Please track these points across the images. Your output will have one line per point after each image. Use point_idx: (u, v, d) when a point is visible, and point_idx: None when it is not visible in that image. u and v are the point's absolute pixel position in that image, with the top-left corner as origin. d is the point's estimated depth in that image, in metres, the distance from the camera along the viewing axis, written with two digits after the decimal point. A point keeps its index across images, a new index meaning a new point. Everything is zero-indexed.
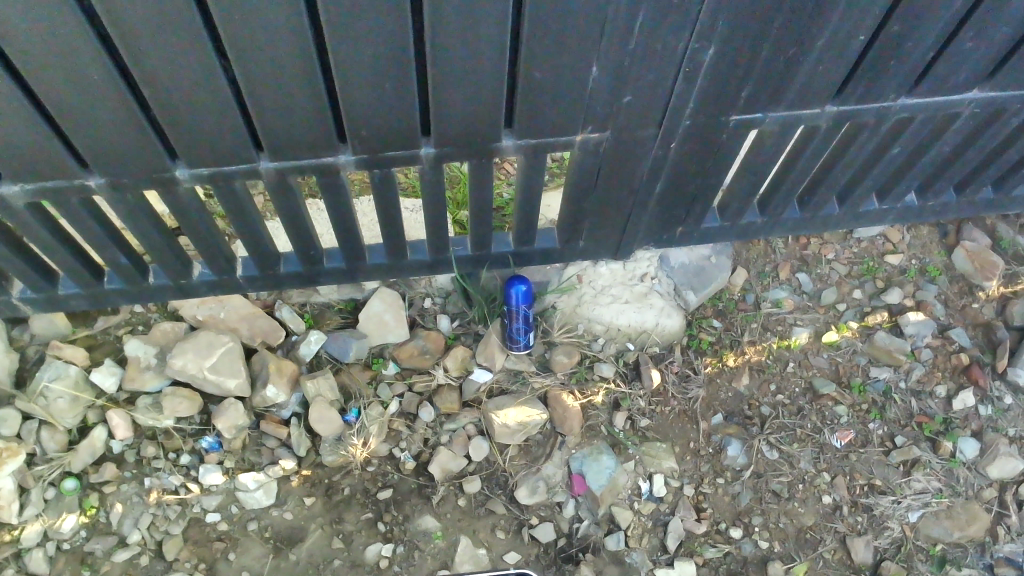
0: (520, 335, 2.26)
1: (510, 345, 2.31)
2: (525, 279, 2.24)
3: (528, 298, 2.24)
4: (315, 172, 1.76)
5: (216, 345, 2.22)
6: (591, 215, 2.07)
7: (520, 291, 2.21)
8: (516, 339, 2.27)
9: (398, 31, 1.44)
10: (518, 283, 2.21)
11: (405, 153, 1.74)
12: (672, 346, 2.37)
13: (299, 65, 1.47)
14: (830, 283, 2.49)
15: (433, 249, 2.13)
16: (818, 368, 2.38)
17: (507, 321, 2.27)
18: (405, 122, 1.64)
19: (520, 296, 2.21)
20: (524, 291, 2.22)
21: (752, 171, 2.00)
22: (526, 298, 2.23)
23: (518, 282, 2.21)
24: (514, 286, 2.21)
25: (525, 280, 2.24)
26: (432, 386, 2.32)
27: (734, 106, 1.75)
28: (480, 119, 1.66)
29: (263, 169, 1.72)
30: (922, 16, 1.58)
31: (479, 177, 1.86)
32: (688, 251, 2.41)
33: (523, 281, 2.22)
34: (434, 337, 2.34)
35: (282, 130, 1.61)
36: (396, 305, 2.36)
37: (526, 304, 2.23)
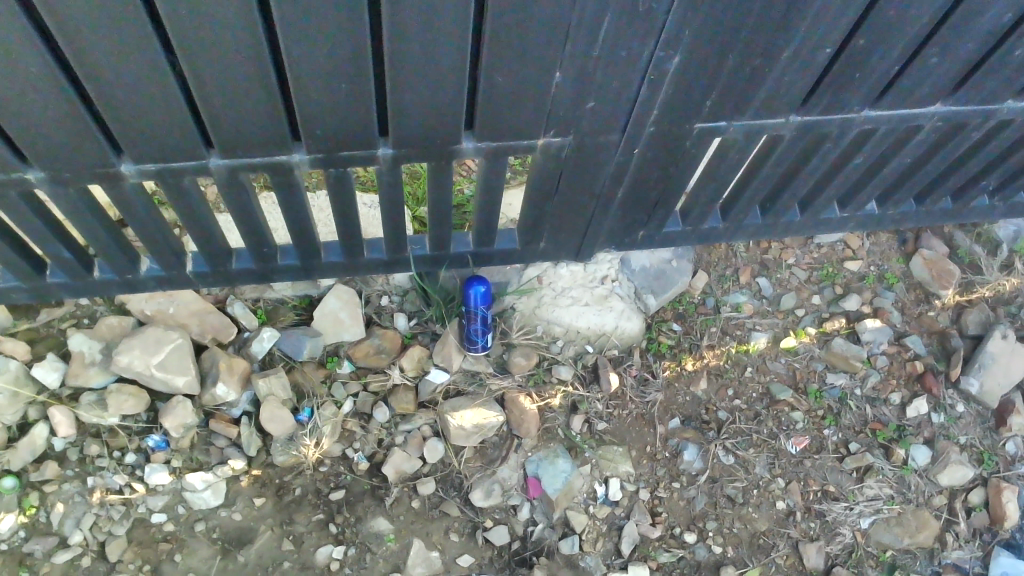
0: (477, 338, 2.23)
1: (467, 346, 2.27)
2: (484, 281, 2.21)
3: (487, 299, 2.21)
4: (268, 170, 1.70)
5: (164, 341, 2.16)
6: (552, 218, 2.04)
7: (478, 292, 2.18)
8: (473, 342, 2.23)
9: (354, 31, 1.39)
10: (476, 284, 2.18)
11: (362, 153, 1.69)
12: (631, 349, 2.36)
13: (250, 62, 1.41)
14: (789, 288, 2.48)
15: (390, 248, 2.09)
16: (776, 373, 2.38)
17: (464, 322, 2.24)
18: (363, 123, 1.60)
19: (478, 297, 2.18)
20: (482, 292, 2.18)
21: (716, 177, 1.98)
22: (483, 299, 2.19)
23: (476, 283, 2.18)
24: (472, 287, 2.17)
25: (485, 281, 2.21)
26: (388, 386, 2.29)
27: (699, 114, 1.72)
28: (440, 120, 1.62)
29: (212, 166, 1.66)
30: (890, 29, 1.56)
31: (438, 178, 1.82)
32: (650, 254, 2.38)
33: (481, 282, 2.19)
34: (390, 336, 2.30)
35: (233, 128, 1.55)
36: (352, 302, 2.30)
37: (484, 305, 2.20)
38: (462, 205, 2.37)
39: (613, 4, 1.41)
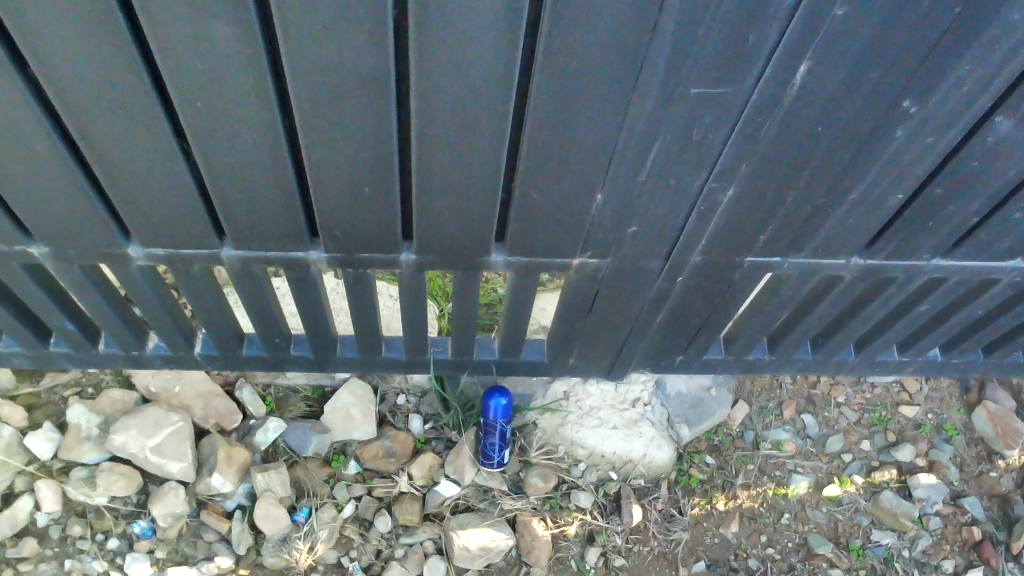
0: (490, 453, 2.07)
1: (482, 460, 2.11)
2: (508, 393, 2.06)
3: (508, 414, 2.05)
4: (283, 265, 1.60)
5: (164, 423, 2.05)
6: (584, 335, 1.90)
7: (497, 405, 2.03)
8: (487, 457, 2.08)
9: (382, 132, 1.29)
10: (496, 396, 2.03)
11: (383, 257, 1.58)
12: (659, 481, 2.17)
13: (267, 157, 1.32)
14: (836, 429, 2.29)
15: (409, 350, 1.97)
16: (816, 523, 2.17)
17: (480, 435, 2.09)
18: (385, 228, 1.49)
19: (496, 410, 2.03)
20: (502, 405, 2.03)
21: (766, 311, 1.83)
22: (503, 414, 2.04)
23: (497, 395, 2.03)
24: (491, 398, 2.03)
25: (508, 394, 2.06)
26: (393, 493, 2.14)
27: (750, 247, 1.58)
28: (469, 231, 1.51)
29: (225, 257, 1.56)
30: (969, 179, 1.42)
31: (463, 285, 1.69)
32: (687, 379, 2.21)
33: (504, 396, 2.04)
34: (402, 440, 2.17)
35: (245, 218, 1.45)
36: (366, 399, 2.18)
37: (504, 421, 2.04)
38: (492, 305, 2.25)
39: (665, 129, 1.29)
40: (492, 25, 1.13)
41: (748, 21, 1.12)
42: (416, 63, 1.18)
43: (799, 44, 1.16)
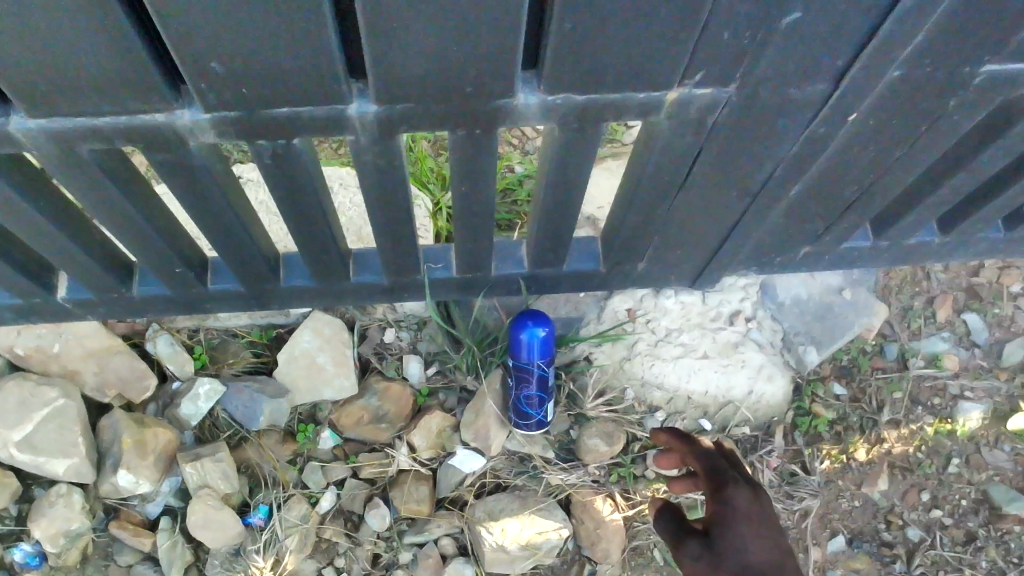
0: (528, 409, 1.39)
1: (514, 420, 1.43)
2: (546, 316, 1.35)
3: (549, 350, 1.35)
4: (137, 146, 0.87)
5: (33, 405, 1.37)
6: (665, 227, 1.19)
7: (530, 339, 1.33)
8: (523, 414, 1.40)
9: None
10: (528, 325, 1.32)
11: (317, 115, 0.85)
12: (771, 427, 1.50)
13: None
14: (1014, 332, 1.60)
15: (391, 269, 1.27)
16: (995, 468, 1.52)
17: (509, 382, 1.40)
18: (306, 58, 0.76)
19: (531, 346, 1.33)
20: (539, 338, 1.33)
21: (969, 165, 1.10)
22: (542, 350, 1.34)
23: (529, 324, 1.32)
24: (521, 330, 1.32)
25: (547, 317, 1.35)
26: (389, 473, 1.47)
27: (1002, 49, 0.84)
28: (474, 54, 0.77)
29: (16, 130, 0.83)
30: None
31: (467, 158, 0.97)
32: (807, 279, 1.48)
33: (540, 323, 1.33)
34: (394, 395, 1.48)
35: (16, 46, 0.71)
36: (340, 343, 1.49)
37: (544, 361, 1.35)
38: (521, 200, 1.62)
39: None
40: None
41: None
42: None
43: None
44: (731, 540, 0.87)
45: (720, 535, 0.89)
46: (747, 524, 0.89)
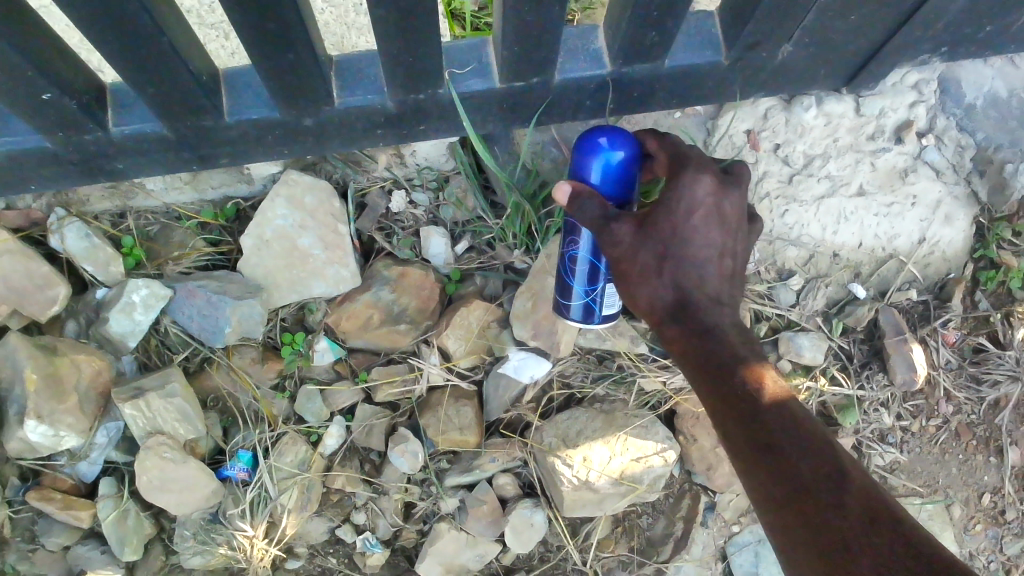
0: (567, 277, 0.87)
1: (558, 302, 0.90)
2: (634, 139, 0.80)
3: (626, 193, 0.81)
4: None
5: None
6: None
7: (598, 168, 0.79)
8: (563, 286, 0.88)
9: None
10: (599, 147, 0.78)
11: None
12: (948, 290, 1.05)
13: None
14: None
15: (398, 79, 0.80)
16: None
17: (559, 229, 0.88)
18: None
19: (597, 179, 0.79)
20: (613, 170, 0.79)
21: None
22: (613, 189, 0.80)
23: (601, 144, 0.78)
24: (586, 150, 0.79)
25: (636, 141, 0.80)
26: (416, 393, 1.05)
27: None
28: None
29: None
30: None
31: None
32: (1004, 70, 1.01)
33: (620, 147, 0.79)
34: (414, 282, 1.05)
35: None
36: (330, 213, 1.03)
37: (613, 206, 0.81)
38: None
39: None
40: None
41: None
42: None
43: None
44: (667, 232, 0.76)
45: (660, 223, 0.76)
46: (695, 213, 0.76)
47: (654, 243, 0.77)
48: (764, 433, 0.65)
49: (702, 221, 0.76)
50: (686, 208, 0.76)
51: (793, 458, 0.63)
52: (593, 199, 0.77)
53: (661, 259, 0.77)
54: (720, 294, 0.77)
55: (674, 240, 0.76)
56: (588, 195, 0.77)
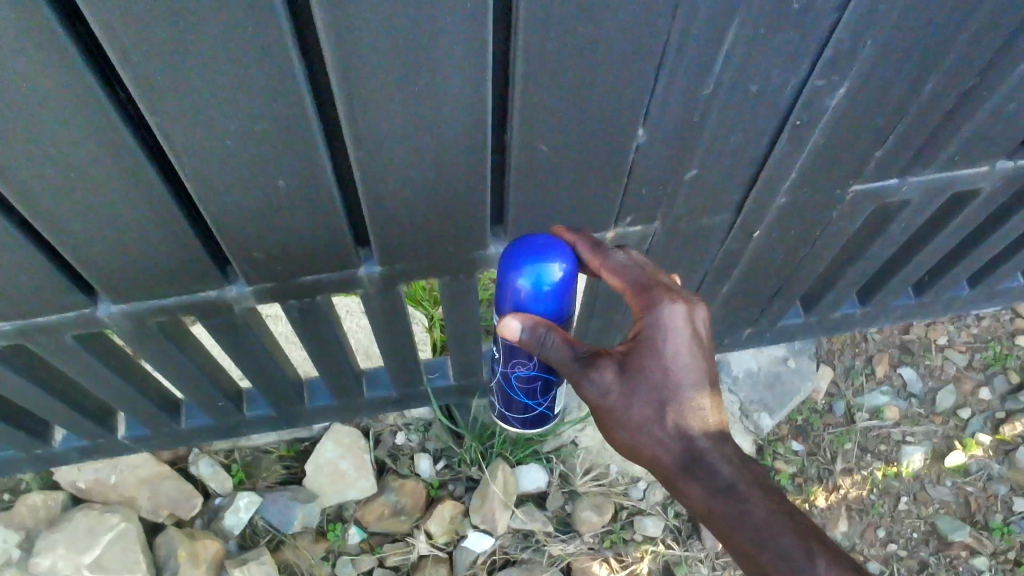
0: (524, 397, 1.16)
1: (513, 408, 1.18)
2: (564, 258, 0.90)
3: (562, 303, 0.92)
4: (194, 314, 1.11)
5: (99, 531, 1.56)
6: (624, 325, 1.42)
7: (538, 291, 0.90)
8: (523, 403, 1.17)
9: (291, 95, 0.77)
10: (536, 273, 0.89)
11: (333, 277, 1.09)
12: None
13: (92, 152, 0.80)
14: (944, 380, 1.82)
15: (399, 383, 1.50)
16: (941, 502, 1.71)
17: (502, 366, 1.13)
18: (325, 239, 1.00)
19: (540, 301, 0.90)
20: (552, 289, 0.90)
21: (862, 256, 1.33)
22: (554, 307, 0.91)
23: (538, 269, 0.89)
24: (524, 277, 0.89)
25: (568, 258, 0.90)
26: (411, 560, 1.66)
27: (856, 174, 1.05)
28: (451, 224, 1.01)
29: (106, 317, 1.07)
30: None
31: (453, 292, 1.19)
32: (756, 353, 1.72)
33: (554, 265, 0.90)
34: (410, 489, 1.69)
35: (108, 257, 0.95)
36: (358, 448, 1.70)
37: (558, 325, 0.93)
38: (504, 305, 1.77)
39: (745, 10, 0.75)
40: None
41: None
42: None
43: None
44: (657, 371, 0.94)
45: (645, 363, 0.94)
46: (671, 341, 0.93)
47: (640, 388, 0.95)
48: (765, 545, 0.93)
49: (677, 353, 0.94)
50: (660, 348, 0.93)
51: (794, 560, 0.91)
52: (551, 331, 0.90)
53: (648, 397, 0.95)
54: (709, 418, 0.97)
55: (655, 380, 0.94)
56: (545, 328, 0.89)
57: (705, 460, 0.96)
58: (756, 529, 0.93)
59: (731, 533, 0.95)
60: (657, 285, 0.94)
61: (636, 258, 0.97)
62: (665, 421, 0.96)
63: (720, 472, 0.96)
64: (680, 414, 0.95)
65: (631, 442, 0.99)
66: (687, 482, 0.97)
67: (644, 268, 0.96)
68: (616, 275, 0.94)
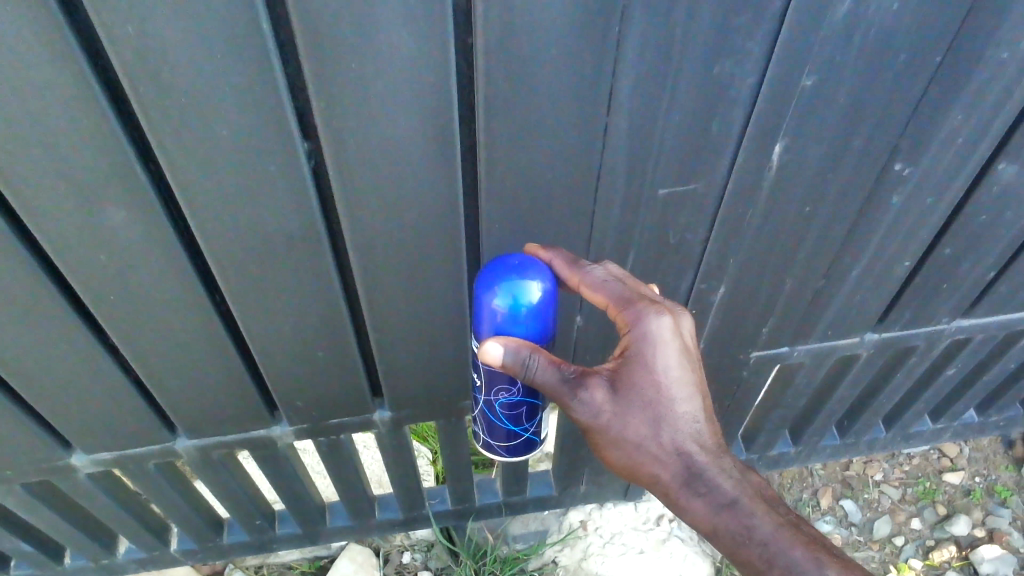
0: (511, 423, 1.11)
1: (500, 441, 1.15)
2: (542, 278, 0.94)
3: (547, 319, 0.95)
4: (246, 446, 1.43)
5: None
6: (591, 459, 1.72)
7: (515, 313, 0.93)
8: (508, 428, 1.11)
9: (333, 304, 1.11)
10: (513, 295, 0.92)
11: (355, 419, 1.41)
12: None
13: (201, 343, 1.14)
14: (881, 511, 2.07)
15: (405, 506, 1.79)
16: None
17: (483, 395, 1.09)
18: (351, 393, 1.32)
19: (519, 324, 0.93)
20: (530, 312, 0.93)
21: (780, 404, 1.63)
22: (535, 328, 0.95)
23: (514, 292, 0.92)
24: (500, 298, 0.92)
25: (543, 279, 0.94)
26: None
27: (752, 344, 1.37)
28: (445, 382, 1.34)
29: (181, 449, 1.39)
30: (982, 235, 1.22)
31: (448, 431, 1.51)
32: None
33: (532, 286, 0.93)
34: None
35: (192, 410, 1.28)
36: (369, 564, 1.97)
37: (542, 346, 0.96)
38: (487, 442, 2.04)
39: (653, 174, 1.00)
40: (428, 140, 0.90)
41: (704, 114, 0.93)
42: (351, 233, 0.99)
43: (767, 130, 0.97)
44: (650, 388, 1.01)
45: (638, 378, 1.01)
46: (661, 354, 1.00)
47: (632, 403, 1.01)
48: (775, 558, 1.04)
49: (666, 367, 1.01)
50: (649, 363, 1.00)
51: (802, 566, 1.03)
52: (535, 353, 0.93)
53: (640, 413, 1.02)
54: (699, 430, 1.06)
55: (647, 397, 1.01)
56: (528, 351, 0.93)
57: (702, 475, 1.07)
58: (764, 543, 1.05)
59: (737, 548, 1.07)
60: (639, 299, 1.00)
61: (614, 273, 1.02)
62: (660, 437, 1.04)
63: (722, 486, 1.07)
64: (674, 430, 1.04)
65: (627, 459, 1.07)
66: (689, 498, 1.08)
67: (622, 282, 1.02)
68: (602, 292, 1.00)
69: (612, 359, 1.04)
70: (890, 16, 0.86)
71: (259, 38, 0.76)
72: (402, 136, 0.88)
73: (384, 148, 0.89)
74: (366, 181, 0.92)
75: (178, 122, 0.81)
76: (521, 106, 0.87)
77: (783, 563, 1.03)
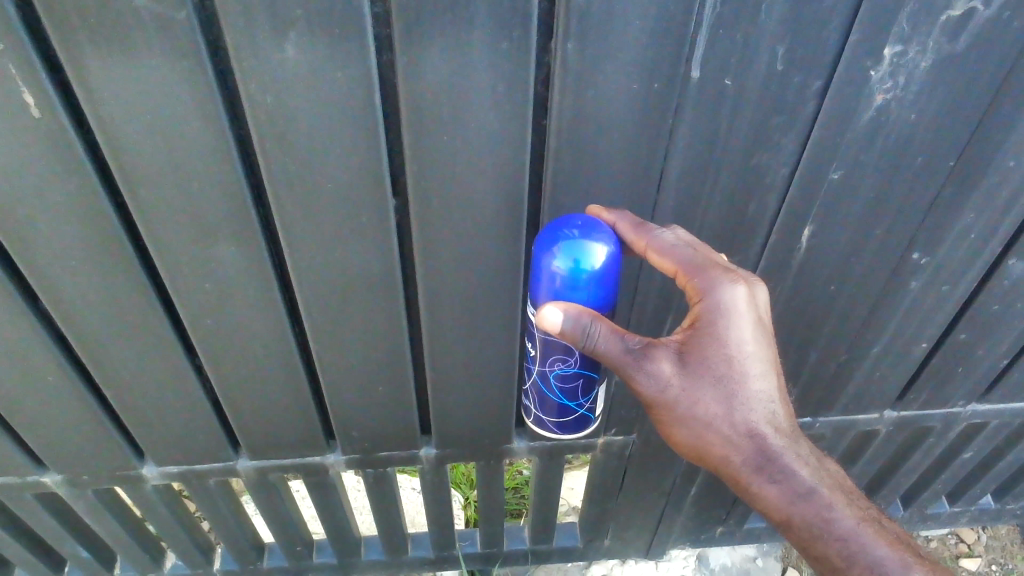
0: (567, 401, 1.14)
1: (551, 420, 1.17)
2: (605, 240, 0.94)
3: (611, 284, 0.96)
4: (301, 471, 1.53)
5: None
6: (618, 513, 1.80)
7: (576, 278, 0.93)
8: (564, 406, 1.14)
9: (399, 343, 1.23)
10: (574, 258, 0.92)
11: (402, 453, 1.51)
12: None
13: (278, 368, 1.26)
14: None
15: (437, 546, 1.87)
16: None
17: (538, 366, 1.11)
18: (403, 427, 1.44)
19: (579, 289, 0.94)
20: (591, 278, 0.94)
21: None
22: (596, 295, 0.95)
23: (575, 254, 0.93)
24: (561, 261, 0.93)
25: (605, 242, 0.94)
26: None
27: None
28: (489, 424, 1.44)
29: (241, 468, 1.50)
30: (995, 323, 1.32)
31: (487, 473, 1.61)
32: (730, 551, 2.10)
33: (594, 250, 0.93)
34: None
35: (260, 431, 1.40)
36: None
37: (602, 315, 0.97)
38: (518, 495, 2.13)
39: (701, 227, 1.09)
40: (503, 176, 1.00)
41: (742, 197, 1.06)
42: (424, 277, 1.11)
43: (800, 212, 1.09)
44: (725, 362, 1.02)
45: (712, 352, 1.02)
46: (733, 326, 1.01)
47: (702, 378, 1.03)
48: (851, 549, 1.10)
49: (739, 340, 1.02)
50: (722, 336, 1.01)
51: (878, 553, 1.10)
52: (596, 321, 0.94)
53: (710, 389, 1.04)
54: (771, 412, 1.09)
55: (719, 373, 1.03)
56: (590, 318, 0.94)
57: (775, 459, 1.10)
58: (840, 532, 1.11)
59: (815, 537, 1.12)
60: (710, 266, 1.00)
61: (682, 237, 1.01)
62: (732, 415, 1.06)
63: (794, 472, 1.11)
64: (747, 410, 1.06)
65: (695, 438, 1.09)
66: (762, 483, 1.11)
67: (692, 248, 1.01)
68: (673, 258, 0.99)
69: (682, 332, 1.05)
70: (908, 123, 0.99)
71: (371, 109, 0.90)
72: (479, 199, 1.02)
73: (463, 203, 1.02)
74: (443, 233, 1.06)
75: (291, 171, 0.96)
76: (584, 181, 1.00)
77: (865, 557, 1.10)
